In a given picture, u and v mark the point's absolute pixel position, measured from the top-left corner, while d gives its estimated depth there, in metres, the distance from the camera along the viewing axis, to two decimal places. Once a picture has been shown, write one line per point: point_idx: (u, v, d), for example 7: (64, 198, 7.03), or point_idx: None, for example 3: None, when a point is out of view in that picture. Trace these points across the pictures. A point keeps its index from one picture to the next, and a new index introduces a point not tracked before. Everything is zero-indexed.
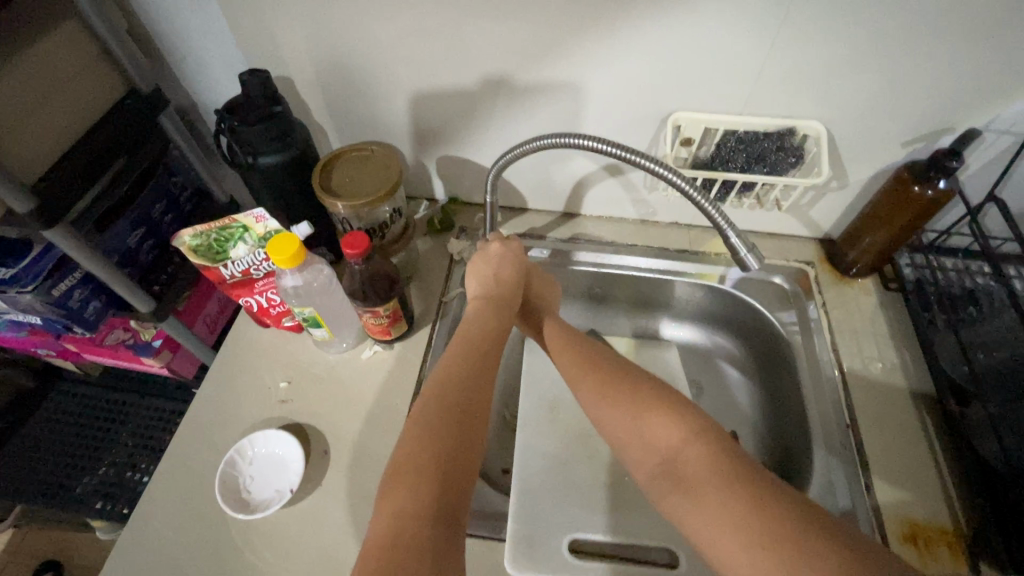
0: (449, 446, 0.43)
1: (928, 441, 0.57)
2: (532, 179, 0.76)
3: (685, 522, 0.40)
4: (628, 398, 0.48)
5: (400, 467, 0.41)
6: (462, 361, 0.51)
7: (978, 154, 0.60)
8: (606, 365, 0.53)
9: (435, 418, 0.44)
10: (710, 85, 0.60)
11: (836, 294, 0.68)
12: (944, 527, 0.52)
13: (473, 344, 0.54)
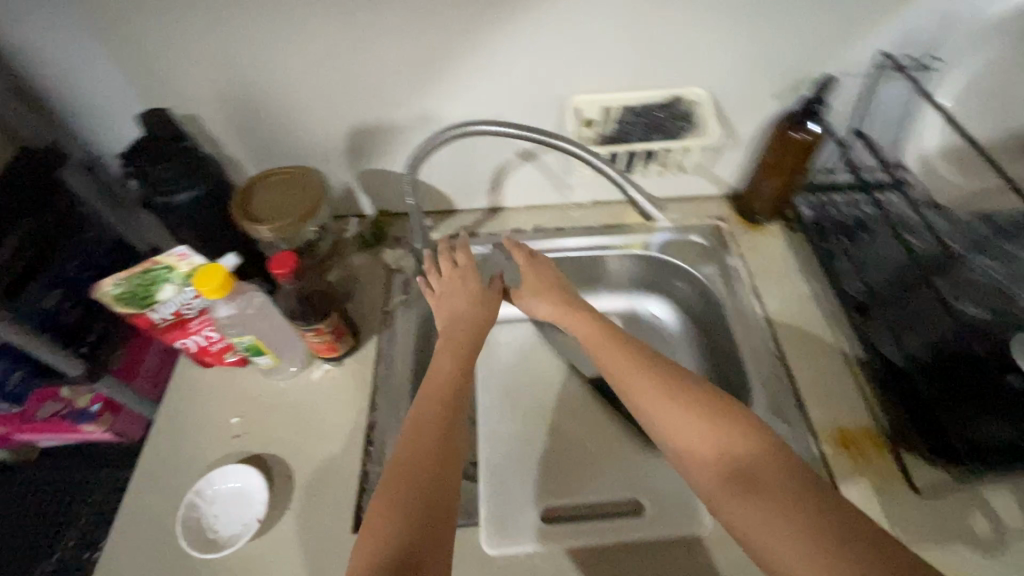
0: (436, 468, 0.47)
1: (845, 358, 0.64)
2: (454, 178, 0.76)
3: (690, 473, 0.47)
4: (682, 406, 0.49)
5: (385, 501, 0.44)
6: (441, 387, 0.54)
7: (840, 97, 0.67)
8: (606, 342, 0.57)
9: (424, 446, 0.48)
10: (605, 61, 0.62)
11: (748, 243, 0.75)
12: (868, 428, 0.59)
13: (449, 367, 0.56)
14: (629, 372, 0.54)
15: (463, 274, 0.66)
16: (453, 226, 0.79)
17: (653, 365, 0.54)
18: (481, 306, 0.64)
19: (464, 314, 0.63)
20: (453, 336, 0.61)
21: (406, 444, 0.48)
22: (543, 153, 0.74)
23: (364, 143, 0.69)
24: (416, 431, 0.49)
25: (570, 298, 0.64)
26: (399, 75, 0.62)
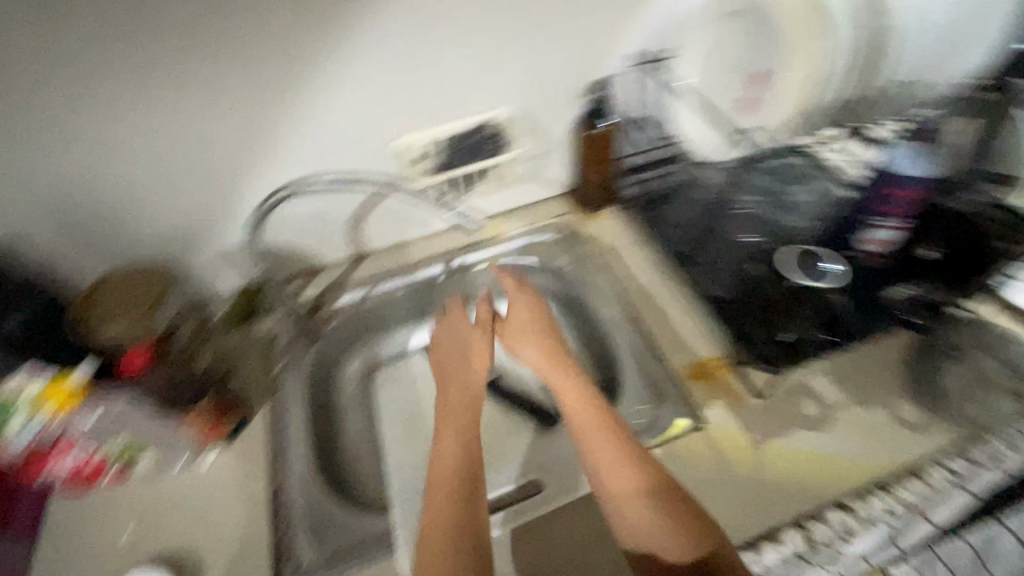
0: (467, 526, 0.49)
1: (688, 301, 0.73)
2: (311, 232, 0.78)
3: (621, 533, 0.49)
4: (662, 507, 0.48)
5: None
6: (448, 440, 0.55)
7: (626, 87, 0.75)
8: (581, 407, 0.57)
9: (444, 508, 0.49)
10: (417, 99, 0.67)
11: (590, 229, 0.85)
12: (716, 356, 0.68)
13: (452, 420, 0.58)
14: (596, 439, 0.53)
15: (453, 326, 0.69)
16: (324, 280, 0.83)
17: (621, 433, 0.54)
18: (473, 356, 0.66)
19: (461, 367, 0.65)
20: (454, 387, 0.62)
21: (431, 507, 0.50)
22: (392, 198, 0.78)
23: (211, 226, 0.71)
24: (440, 491, 0.51)
25: (558, 355, 0.63)
26: (224, 157, 0.65)
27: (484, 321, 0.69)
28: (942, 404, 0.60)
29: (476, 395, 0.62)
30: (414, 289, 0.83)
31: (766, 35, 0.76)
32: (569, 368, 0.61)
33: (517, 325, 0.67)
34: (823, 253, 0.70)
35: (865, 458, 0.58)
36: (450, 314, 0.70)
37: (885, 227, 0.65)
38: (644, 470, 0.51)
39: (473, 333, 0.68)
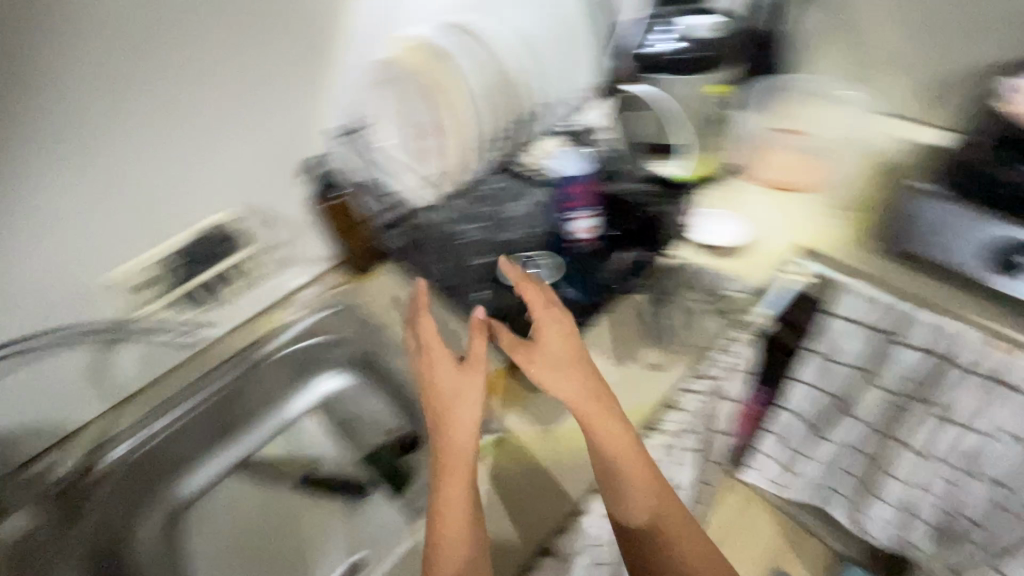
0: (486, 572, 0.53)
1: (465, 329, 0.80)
2: (53, 399, 0.72)
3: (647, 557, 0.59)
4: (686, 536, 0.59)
5: None
6: (457, 492, 0.54)
7: (343, 158, 0.83)
8: (618, 440, 0.56)
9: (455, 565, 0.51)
10: (120, 230, 0.66)
11: (365, 292, 0.89)
12: (499, 369, 0.75)
13: (461, 471, 0.54)
14: (624, 473, 0.56)
15: (434, 361, 0.59)
16: (87, 442, 0.75)
17: (645, 462, 0.57)
18: (465, 404, 0.56)
19: (454, 415, 0.56)
20: (450, 437, 0.55)
21: (445, 554, 0.51)
22: (122, 347, 0.74)
23: None
24: (450, 545, 0.52)
25: (595, 394, 0.57)
26: None
27: (473, 356, 0.58)
28: (664, 339, 0.77)
29: (474, 431, 0.56)
30: (204, 409, 0.80)
31: (469, 90, 0.81)
32: (602, 404, 0.56)
33: (543, 353, 0.58)
34: (534, 253, 0.78)
35: (631, 409, 0.71)
36: (427, 348, 0.59)
37: (580, 216, 0.78)
38: (652, 491, 0.58)
39: (459, 372, 0.58)
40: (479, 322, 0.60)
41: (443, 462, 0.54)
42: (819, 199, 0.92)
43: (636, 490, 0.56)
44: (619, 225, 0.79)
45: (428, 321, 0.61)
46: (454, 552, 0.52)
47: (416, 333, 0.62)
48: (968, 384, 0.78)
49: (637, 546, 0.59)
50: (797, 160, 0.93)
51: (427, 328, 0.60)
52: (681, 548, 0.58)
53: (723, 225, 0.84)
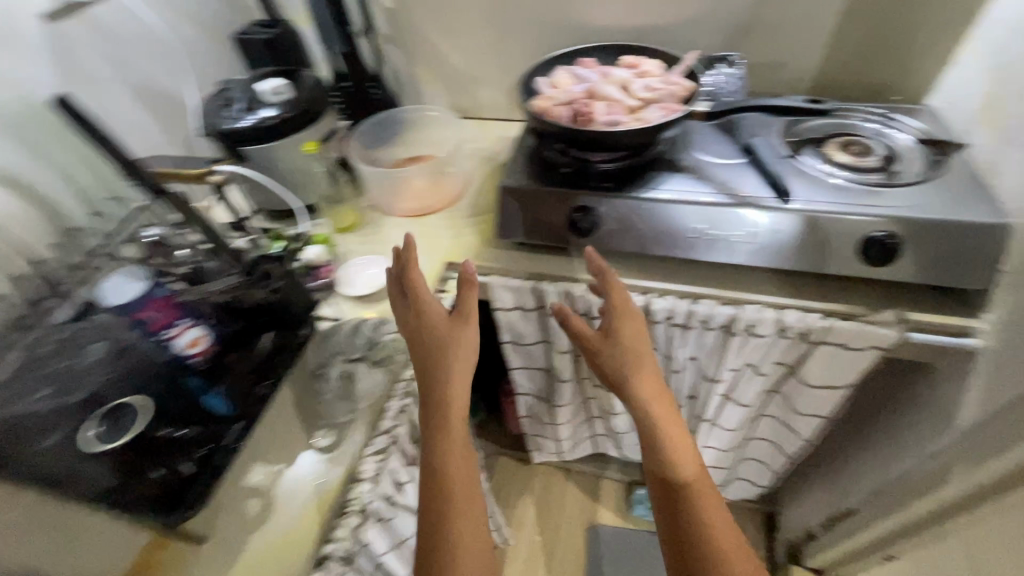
0: (474, 488, 0.65)
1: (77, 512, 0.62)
2: None
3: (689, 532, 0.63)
4: (722, 529, 0.64)
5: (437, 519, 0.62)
6: (455, 427, 0.67)
7: None
8: (684, 447, 0.67)
9: (457, 464, 0.65)
10: None
11: None
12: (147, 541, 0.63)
13: (457, 404, 0.68)
14: (670, 444, 0.67)
15: (428, 307, 0.73)
16: None
17: (686, 438, 0.68)
18: (466, 332, 0.72)
19: (451, 354, 0.70)
20: (451, 369, 0.69)
21: (447, 433, 0.66)
22: None
23: None
24: (453, 451, 0.65)
25: (652, 371, 0.71)
26: None
27: (463, 310, 0.73)
28: (330, 417, 0.73)
29: (468, 370, 0.70)
30: None
31: None
32: (663, 405, 0.69)
33: (608, 337, 0.74)
34: (133, 408, 0.62)
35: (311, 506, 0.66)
36: (416, 287, 0.74)
37: (176, 332, 0.65)
38: (694, 469, 0.67)
39: (450, 321, 0.72)
40: (468, 276, 0.74)
41: (444, 388, 0.68)
42: (449, 214, 1.03)
43: (677, 457, 0.67)
44: (244, 321, 0.73)
45: (416, 271, 0.75)
46: (451, 445, 0.66)
47: (401, 274, 0.76)
48: (600, 329, 0.91)
49: (679, 530, 0.65)
50: (420, 185, 1.03)
51: (416, 273, 0.75)
52: (715, 529, 0.63)
53: (366, 271, 0.91)
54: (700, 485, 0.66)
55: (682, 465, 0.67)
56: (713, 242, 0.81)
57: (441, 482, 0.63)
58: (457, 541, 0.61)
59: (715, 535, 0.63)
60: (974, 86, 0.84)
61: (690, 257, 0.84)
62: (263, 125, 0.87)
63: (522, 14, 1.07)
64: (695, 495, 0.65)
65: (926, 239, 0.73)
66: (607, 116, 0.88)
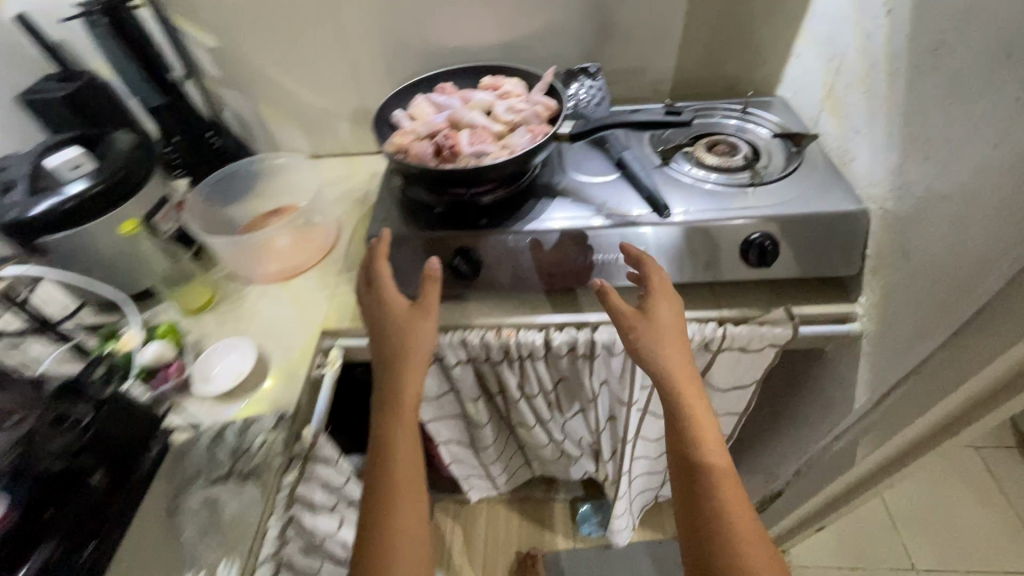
0: (416, 473, 0.64)
1: None
2: None
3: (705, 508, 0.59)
4: (739, 510, 0.58)
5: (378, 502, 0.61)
6: (406, 421, 0.65)
7: None
8: (710, 421, 0.63)
9: (404, 456, 0.64)
10: None
11: None
12: None
13: (408, 397, 0.66)
14: (700, 440, 0.61)
15: (387, 298, 0.71)
16: None
17: (715, 433, 0.62)
18: (422, 325, 0.69)
19: (406, 346, 0.68)
20: (407, 361, 0.67)
21: (399, 413, 0.65)
22: None
23: None
24: (400, 442, 0.64)
25: (684, 362, 0.65)
26: None
27: (424, 302, 0.70)
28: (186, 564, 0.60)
29: (422, 362, 0.68)
30: None
31: None
32: (694, 399, 0.63)
33: (640, 317, 0.67)
34: None
35: None
36: (380, 279, 0.72)
37: None
38: (724, 468, 0.60)
39: (408, 312, 0.70)
40: (431, 273, 0.70)
41: (397, 378, 0.67)
42: (321, 272, 0.92)
43: (706, 455, 0.61)
44: (62, 459, 0.55)
45: (383, 264, 0.73)
46: (400, 427, 0.65)
47: (370, 267, 0.74)
48: (505, 371, 0.85)
49: (699, 517, 0.59)
50: (282, 244, 0.91)
51: (381, 266, 0.73)
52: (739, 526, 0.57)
53: (227, 360, 0.78)
54: (725, 486, 0.59)
55: (711, 465, 0.60)
56: (602, 267, 0.78)
57: (389, 474, 0.62)
58: (394, 522, 0.60)
59: (736, 518, 0.57)
60: (814, 76, 0.87)
61: (582, 284, 0.80)
62: (60, 210, 0.71)
63: (367, 42, 0.98)
64: (722, 498, 0.59)
65: (797, 235, 0.74)
66: (472, 148, 0.81)
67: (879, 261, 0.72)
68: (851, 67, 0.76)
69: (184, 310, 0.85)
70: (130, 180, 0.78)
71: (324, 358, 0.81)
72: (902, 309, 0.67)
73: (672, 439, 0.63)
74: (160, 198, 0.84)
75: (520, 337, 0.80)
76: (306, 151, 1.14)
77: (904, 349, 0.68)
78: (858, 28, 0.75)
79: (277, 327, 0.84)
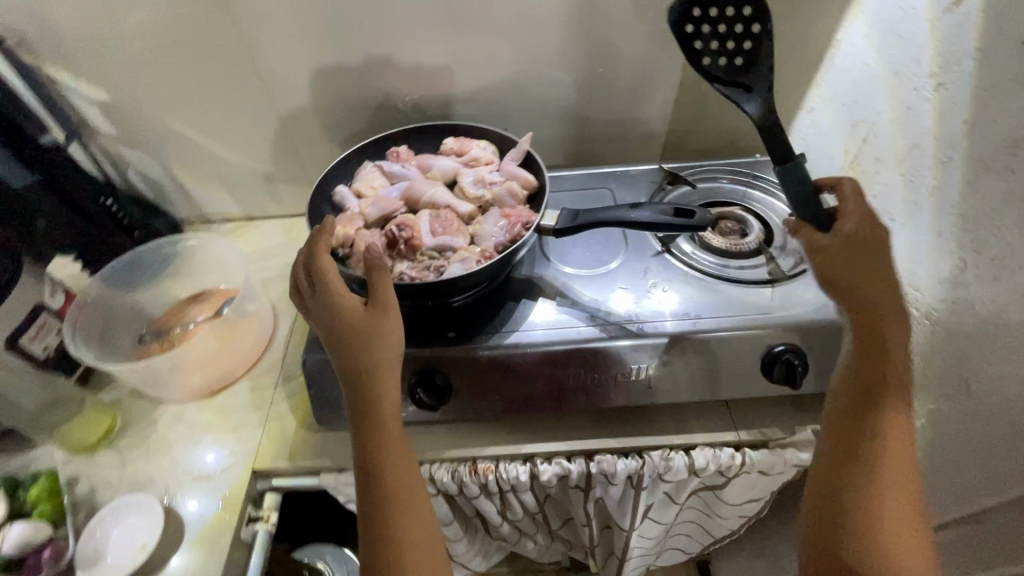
0: (412, 469, 0.52)
1: None
2: None
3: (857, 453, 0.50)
4: (901, 471, 0.49)
5: (377, 518, 0.50)
6: (393, 439, 0.51)
7: None
8: (899, 369, 0.50)
9: (398, 471, 0.51)
10: None
11: None
12: None
13: (386, 408, 0.52)
14: (887, 403, 0.50)
15: (333, 300, 0.52)
16: None
17: (907, 403, 0.50)
18: (388, 324, 0.52)
19: (366, 354, 0.51)
20: (376, 370, 0.51)
21: (376, 419, 0.51)
22: None
23: None
24: (389, 457, 0.51)
25: (896, 313, 0.51)
26: None
27: (381, 298, 0.52)
28: None
29: (396, 366, 0.52)
30: None
31: None
32: (895, 353, 0.50)
33: (847, 248, 0.51)
34: None
35: None
36: (321, 272, 0.52)
37: None
38: (900, 439, 0.50)
39: (363, 315, 0.51)
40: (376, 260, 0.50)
41: (366, 389, 0.51)
42: (253, 381, 0.75)
43: (892, 423, 0.50)
44: None
45: (323, 252, 0.53)
46: (383, 436, 0.51)
47: (305, 259, 0.54)
48: (485, 501, 0.71)
49: (850, 459, 0.50)
50: (203, 353, 0.72)
51: (322, 259, 0.53)
52: (891, 486, 0.49)
53: (125, 525, 0.60)
54: (898, 463, 0.49)
55: (888, 431, 0.50)
56: (622, 383, 0.64)
57: (378, 482, 0.50)
58: (405, 537, 0.49)
59: (890, 476, 0.49)
60: (832, 140, 0.75)
61: (602, 403, 0.65)
62: None
63: (301, 93, 0.80)
64: (897, 478, 0.49)
65: (824, 347, 0.63)
66: (433, 240, 0.67)
67: (923, 378, 0.61)
68: (882, 140, 0.65)
69: (71, 449, 0.67)
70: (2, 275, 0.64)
71: (256, 507, 0.65)
72: (962, 445, 0.57)
73: (853, 382, 0.52)
74: (32, 308, 0.67)
75: (501, 473, 0.66)
76: (235, 215, 0.96)
77: (965, 490, 0.57)
78: (892, 96, 0.63)
79: (195, 468, 0.66)
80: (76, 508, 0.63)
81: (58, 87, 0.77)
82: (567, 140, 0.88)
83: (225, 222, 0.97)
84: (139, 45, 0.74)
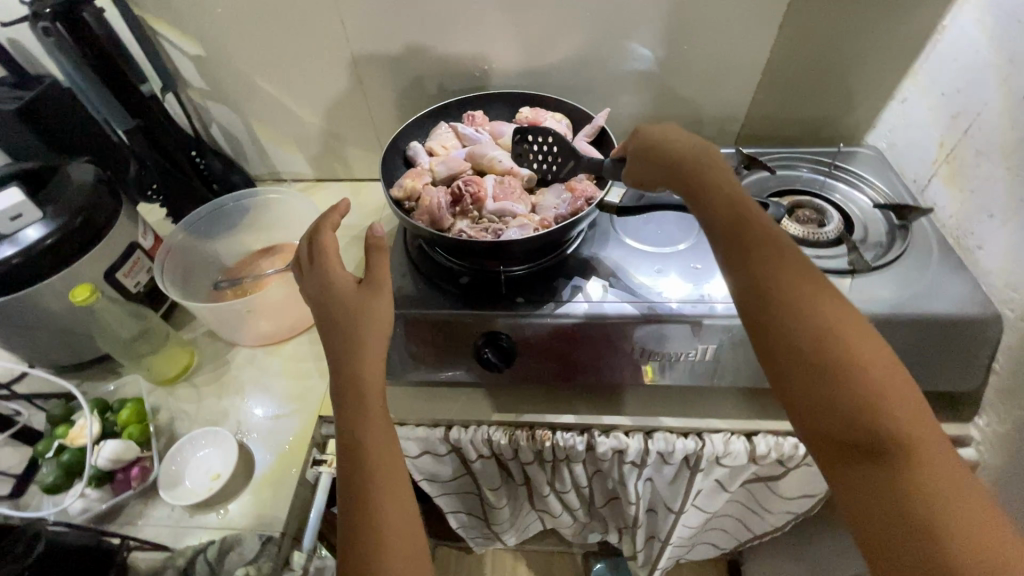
0: (397, 462, 0.46)
1: None
2: None
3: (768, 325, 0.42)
4: (816, 311, 0.41)
5: (358, 509, 0.44)
6: (374, 415, 0.47)
7: None
8: (740, 218, 0.45)
9: (381, 457, 0.45)
10: None
11: None
12: None
13: (369, 388, 0.47)
14: (761, 255, 0.43)
15: (329, 276, 0.51)
16: None
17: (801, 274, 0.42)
18: (379, 301, 0.50)
19: (357, 330, 0.48)
20: (363, 345, 0.48)
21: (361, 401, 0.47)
22: None
23: None
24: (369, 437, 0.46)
25: (725, 195, 0.47)
26: None
27: (372, 274, 0.50)
28: None
29: (382, 346, 0.49)
30: None
31: None
32: (817, 307, 0.41)
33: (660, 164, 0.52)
34: None
35: None
36: (320, 248, 0.53)
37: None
38: (793, 280, 0.42)
39: (356, 291, 0.50)
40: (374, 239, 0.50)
41: (352, 370, 0.48)
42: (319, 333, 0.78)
43: (781, 277, 0.42)
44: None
45: (330, 233, 0.54)
46: (368, 422, 0.46)
47: (309, 242, 0.54)
48: (536, 468, 0.73)
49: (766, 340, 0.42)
50: (279, 300, 0.75)
51: (325, 240, 0.54)
52: (818, 332, 0.40)
53: (204, 454, 0.64)
54: (814, 321, 0.41)
55: (791, 298, 0.42)
56: (643, 361, 0.63)
57: (359, 474, 0.45)
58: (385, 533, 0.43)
59: (808, 322, 0.41)
60: (926, 132, 0.72)
61: (615, 380, 0.65)
62: (36, 262, 0.60)
63: (382, 58, 0.82)
64: (878, 377, 0.39)
65: (914, 340, 0.60)
66: (495, 203, 0.68)
67: (1017, 382, 0.59)
68: (986, 132, 0.62)
69: (155, 381, 0.71)
70: (64, 248, 0.62)
71: (320, 451, 0.68)
72: None
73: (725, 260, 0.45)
74: (128, 246, 0.70)
75: (557, 441, 0.67)
76: (306, 175, 0.99)
77: None
78: (1004, 86, 0.60)
79: (266, 407, 0.70)
80: (159, 434, 0.67)
81: (157, 39, 0.81)
82: (640, 120, 0.88)
83: (296, 181, 1.01)
84: (235, 5, 0.76)
